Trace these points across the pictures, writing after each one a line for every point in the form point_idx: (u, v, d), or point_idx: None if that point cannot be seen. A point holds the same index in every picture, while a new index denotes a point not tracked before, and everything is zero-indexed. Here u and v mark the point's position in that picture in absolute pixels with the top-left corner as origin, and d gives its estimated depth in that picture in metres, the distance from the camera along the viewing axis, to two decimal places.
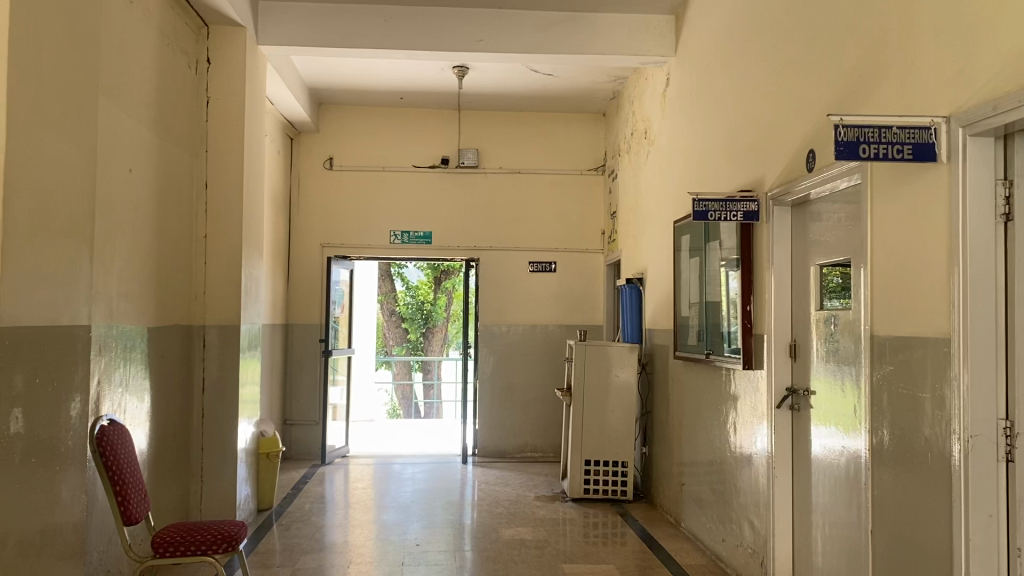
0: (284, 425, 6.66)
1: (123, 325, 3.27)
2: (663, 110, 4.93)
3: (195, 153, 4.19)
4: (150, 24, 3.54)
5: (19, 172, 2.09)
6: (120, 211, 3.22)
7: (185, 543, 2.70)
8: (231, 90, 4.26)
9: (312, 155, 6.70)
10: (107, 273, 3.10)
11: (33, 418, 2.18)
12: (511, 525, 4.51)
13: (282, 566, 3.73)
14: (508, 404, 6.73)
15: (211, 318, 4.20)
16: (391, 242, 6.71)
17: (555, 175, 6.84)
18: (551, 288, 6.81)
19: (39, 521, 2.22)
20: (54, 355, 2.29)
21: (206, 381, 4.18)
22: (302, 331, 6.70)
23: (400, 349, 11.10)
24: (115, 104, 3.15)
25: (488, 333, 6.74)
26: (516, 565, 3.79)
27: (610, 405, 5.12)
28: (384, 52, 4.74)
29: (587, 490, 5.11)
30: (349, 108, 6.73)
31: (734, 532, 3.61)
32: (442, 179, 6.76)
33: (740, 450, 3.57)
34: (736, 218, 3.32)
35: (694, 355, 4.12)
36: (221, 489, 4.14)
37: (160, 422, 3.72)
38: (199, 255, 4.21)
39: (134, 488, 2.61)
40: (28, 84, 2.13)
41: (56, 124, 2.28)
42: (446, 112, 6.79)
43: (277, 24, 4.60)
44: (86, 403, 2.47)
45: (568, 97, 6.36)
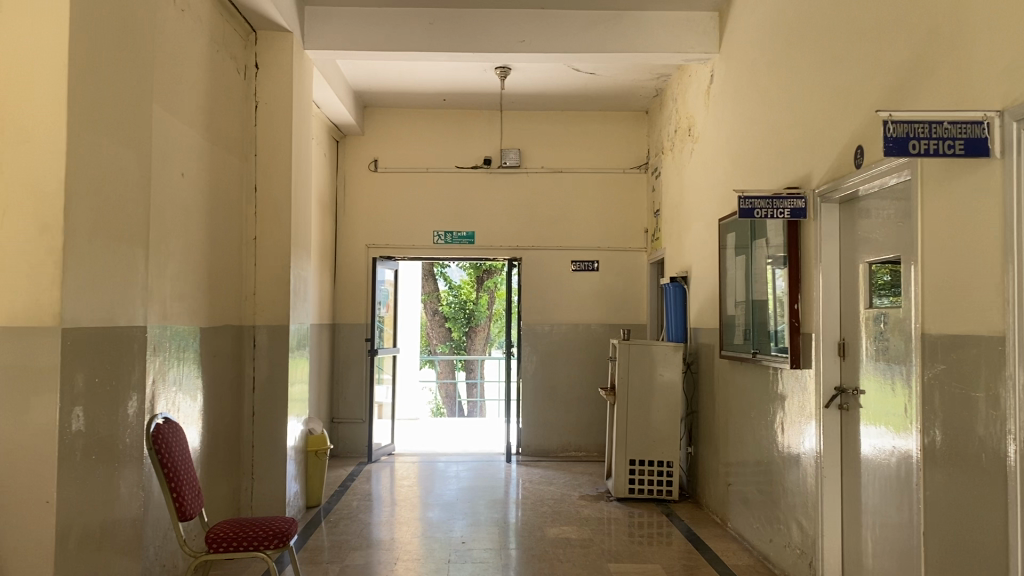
0: (331, 423, 6.75)
1: (177, 326, 3.35)
2: (706, 107, 4.90)
3: (244, 157, 4.27)
4: (201, 31, 3.62)
5: (78, 179, 2.16)
6: (174, 214, 3.30)
7: (236, 539, 2.76)
8: (279, 94, 4.34)
9: (357, 157, 6.79)
10: (161, 274, 3.18)
11: (93, 416, 2.25)
12: (556, 524, 4.52)
13: (331, 562, 3.79)
14: (552, 403, 6.74)
15: (261, 319, 4.28)
16: (435, 242, 6.77)
17: (598, 173, 6.81)
18: (594, 287, 6.79)
19: (100, 515, 2.29)
20: (112, 354, 2.35)
21: (256, 380, 4.26)
22: (349, 330, 6.80)
23: (443, 348, 11.19)
24: (168, 110, 3.23)
25: (531, 333, 6.76)
26: (562, 564, 3.80)
27: (654, 405, 5.10)
28: (428, 55, 4.78)
29: (632, 490, 5.10)
30: (393, 110, 6.80)
31: (781, 533, 3.58)
32: (485, 180, 6.79)
33: (788, 450, 3.54)
34: (783, 215, 3.26)
35: (741, 354, 4.09)
36: (271, 487, 4.22)
37: (212, 420, 3.80)
38: (249, 257, 4.29)
39: (189, 485, 2.68)
40: (87, 93, 2.20)
41: (113, 130, 2.35)
42: (489, 112, 6.82)
43: (323, 28, 4.67)
44: (141, 401, 2.55)
45: (611, 95, 6.34)
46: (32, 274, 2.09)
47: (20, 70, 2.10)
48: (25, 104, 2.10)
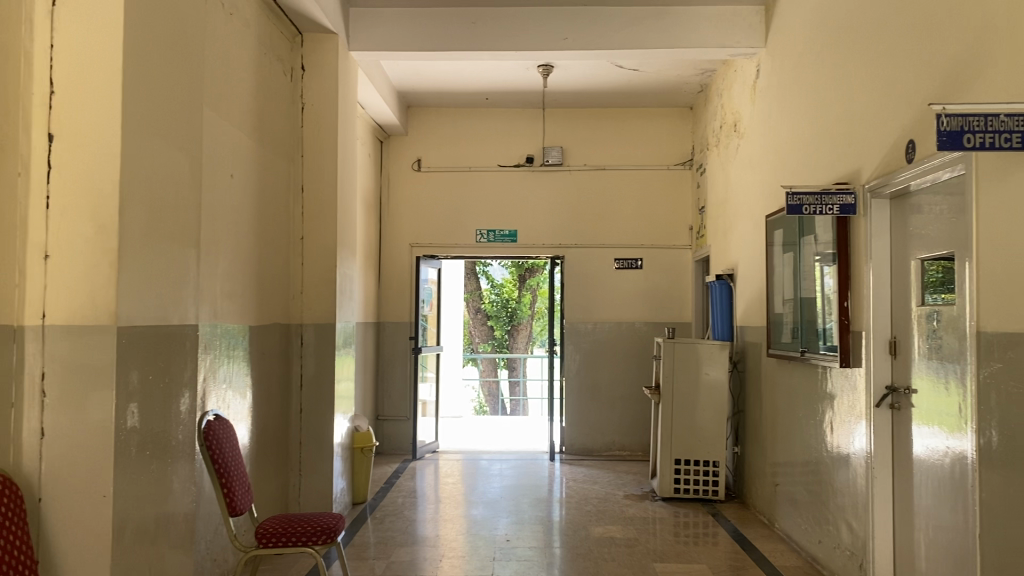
0: (376, 421, 6.82)
1: (227, 324, 3.41)
2: (752, 102, 4.84)
3: (292, 157, 4.33)
4: (249, 34, 3.68)
5: (133, 182, 2.21)
6: (224, 215, 3.36)
7: (285, 535, 2.80)
8: (325, 95, 4.39)
9: (401, 157, 6.85)
10: (211, 273, 3.24)
11: (147, 413, 2.30)
12: (601, 523, 4.51)
13: (377, 558, 3.83)
14: (596, 402, 6.71)
15: (308, 318, 4.34)
16: (477, 241, 6.79)
17: (641, 170, 6.77)
18: (638, 285, 6.75)
19: (154, 509, 2.35)
20: (165, 352, 2.40)
21: (303, 377, 4.32)
22: (393, 328, 6.86)
23: (485, 346, 11.23)
24: (217, 112, 3.29)
25: (574, 331, 6.75)
26: (607, 563, 3.79)
27: (700, 404, 5.06)
28: (471, 55, 4.79)
29: (677, 489, 5.06)
30: (436, 110, 6.85)
31: (831, 534, 3.52)
32: (528, 178, 6.79)
33: (837, 449, 3.48)
34: (832, 212, 3.22)
35: (789, 353, 4.03)
36: (318, 483, 4.28)
37: (261, 418, 3.86)
38: (296, 256, 4.35)
39: (239, 481, 2.73)
40: (140, 97, 2.25)
41: (165, 133, 2.40)
42: (531, 110, 6.82)
43: (368, 30, 4.72)
44: (193, 399, 2.61)
45: (654, 91, 6.29)
46: (88, 273, 2.13)
47: (77, 76, 2.15)
48: (83, 108, 2.14)
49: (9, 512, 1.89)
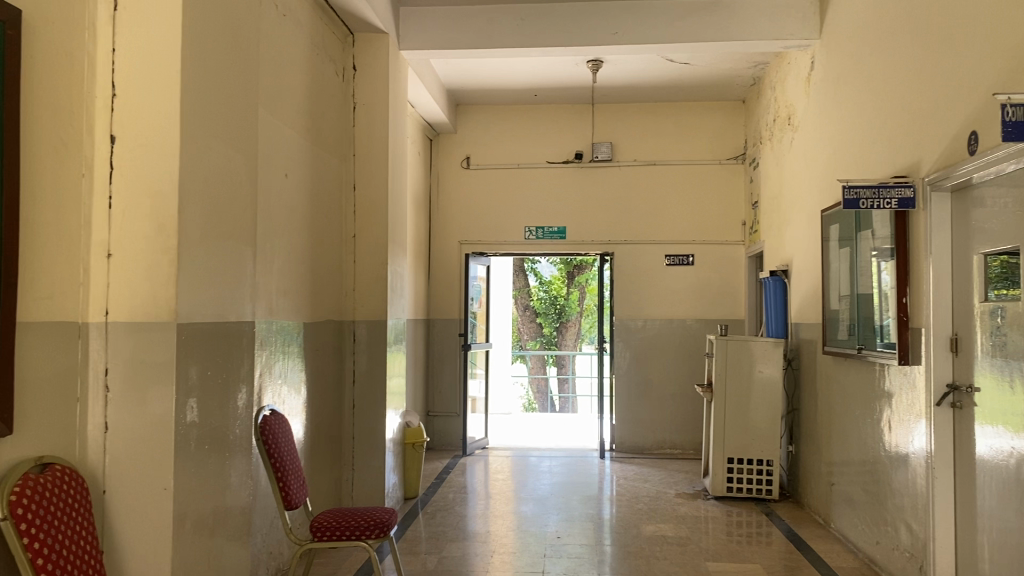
0: (427, 417, 6.88)
1: (283, 322, 3.47)
2: (806, 94, 4.75)
3: (344, 156, 4.39)
4: (303, 34, 3.74)
5: (192, 183, 2.26)
6: (278, 213, 3.42)
7: (340, 529, 2.84)
8: (376, 94, 4.43)
9: (450, 155, 6.90)
10: (267, 271, 3.29)
11: (206, 408, 2.35)
12: (653, 522, 4.47)
13: (429, 553, 3.87)
14: (646, 399, 6.67)
15: (360, 315, 4.39)
16: (527, 238, 6.80)
17: (692, 165, 6.69)
18: (689, 281, 6.67)
19: (212, 502, 2.40)
20: (223, 347, 2.45)
21: (356, 374, 4.37)
22: (443, 325, 6.91)
23: (534, 343, 11.23)
24: (272, 112, 3.34)
25: (624, 328, 6.71)
26: (659, 561, 3.76)
27: (753, 402, 5.00)
28: (520, 51, 4.79)
29: (730, 488, 5.00)
30: (485, 107, 6.87)
31: (889, 535, 3.44)
32: (577, 175, 6.77)
33: (896, 449, 3.40)
34: (890, 206, 3.16)
35: (845, 350, 3.95)
36: (371, 478, 4.33)
37: (315, 414, 3.92)
38: (348, 254, 4.40)
39: (294, 475, 2.79)
40: (198, 98, 2.30)
41: (222, 134, 2.45)
42: (580, 107, 6.79)
43: (418, 28, 4.75)
44: (250, 395, 2.66)
45: (706, 85, 6.21)
46: (148, 271, 2.19)
47: (138, 77, 2.20)
48: (145, 109, 2.20)
49: (74, 498, 1.95)
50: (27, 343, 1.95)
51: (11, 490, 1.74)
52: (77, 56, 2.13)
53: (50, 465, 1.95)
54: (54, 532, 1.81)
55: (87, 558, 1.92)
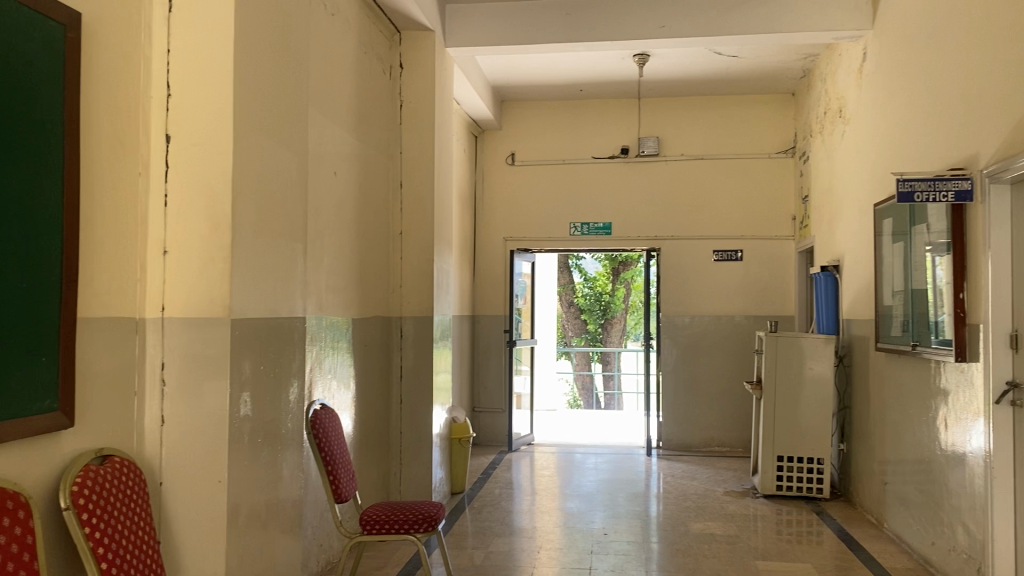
0: (473, 412, 6.92)
1: (332, 317, 3.51)
2: (858, 85, 4.66)
3: (391, 154, 4.43)
4: (351, 33, 3.77)
5: (244, 180, 2.30)
6: (328, 210, 3.46)
7: (389, 523, 2.86)
8: (422, 91, 4.46)
9: (495, 151, 6.91)
10: (317, 267, 3.34)
11: (259, 402, 2.39)
12: (701, 520, 4.43)
13: (476, 547, 3.89)
14: (693, 396, 6.61)
15: (407, 311, 4.43)
16: (572, 234, 6.78)
17: (740, 159, 6.60)
18: (738, 276, 6.59)
19: (265, 494, 2.44)
20: (275, 342, 2.49)
21: (403, 369, 4.41)
22: (488, 321, 6.94)
23: (579, 339, 11.20)
24: (321, 110, 3.39)
25: (671, 324, 6.66)
26: (708, 559, 3.73)
27: (803, 399, 4.92)
28: (566, 46, 4.78)
29: (780, 486, 4.93)
30: (530, 103, 6.87)
31: (945, 536, 3.36)
32: (623, 170, 6.73)
33: (953, 448, 3.32)
34: (946, 199, 3.08)
35: (899, 347, 3.87)
36: (418, 473, 4.36)
37: (363, 409, 3.96)
38: (395, 250, 4.44)
39: (343, 469, 2.83)
40: (249, 97, 2.33)
41: (273, 132, 2.48)
42: (626, 101, 6.75)
43: (464, 25, 4.78)
44: (301, 389, 2.70)
45: (754, 78, 6.13)
46: (204, 268, 2.23)
47: (193, 76, 2.24)
48: (200, 109, 2.24)
49: (133, 489, 1.99)
50: (87, 338, 1.99)
51: (73, 481, 1.79)
52: (135, 57, 2.17)
53: (110, 456, 2.00)
54: (114, 522, 1.86)
55: (145, 548, 1.97)
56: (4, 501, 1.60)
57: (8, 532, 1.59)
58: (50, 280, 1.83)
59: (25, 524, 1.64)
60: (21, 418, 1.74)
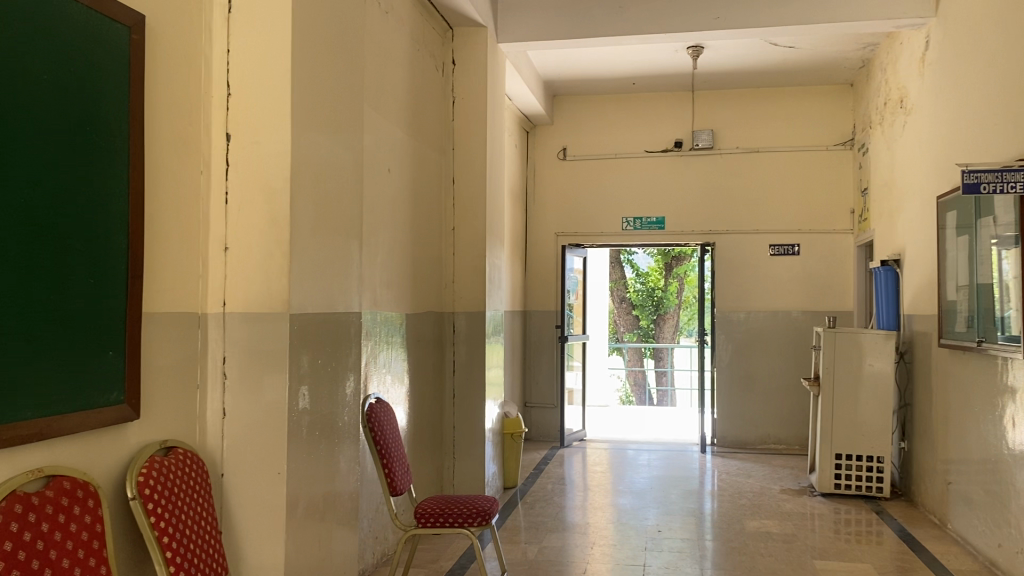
0: (525, 408, 6.93)
1: (386, 313, 3.55)
2: (920, 75, 4.54)
3: (444, 150, 4.46)
4: (404, 31, 3.80)
5: (301, 177, 2.34)
6: (382, 206, 3.50)
7: (443, 516, 2.89)
8: (474, 87, 4.47)
9: (547, 146, 6.91)
10: (372, 262, 3.38)
11: (317, 396, 2.44)
12: (756, 518, 4.37)
13: (529, 543, 3.90)
14: (749, 393, 6.52)
15: (460, 306, 4.45)
16: (624, 229, 6.74)
17: (797, 152, 6.48)
18: (794, 272, 6.48)
19: (323, 487, 2.49)
20: (332, 337, 2.54)
21: (456, 364, 4.43)
22: (540, 317, 6.95)
23: (631, 335, 11.15)
24: (375, 107, 3.42)
25: (726, 320, 6.58)
26: (764, 557, 3.69)
27: (862, 396, 4.82)
28: (619, 39, 4.75)
29: (838, 485, 4.85)
30: (582, 98, 6.84)
31: (1012, 538, 3.26)
32: (676, 163, 6.66)
33: (1021, 447, 3.22)
34: (1015, 189, 2.95)
35: (964, 343, 3.76)
36: (471, 468, 4.39)
37: (417, 404, 4.00)
38: (448, 247, 4.47)
39: (398, 462, 2.86)
40: (307, 95, 2.37)
41: (329, 130, 2.52)
42: (679, 94, 6.68)
43: (516, 21, 4.78)
44: (357, 384, 2.74)
45: (811, 68, 6.01)
46: (263, 265, 2.27)
47: (252, 77, 2.29)
48: (260, 107, 2.28)
49: (196, 480, 2.05)
50: (153, 333, 2.04)
51: (139, 471, 1.84)
52: (197, 58, 2.22)
53: (173, 448, 2.05)
54: (178, 512, 1.91)
55: (208, 539, 2.01)
56: (74, 490, 1.66)
57: (78, 520, 1.65)
58: (117, 276, 1.89)
59: (94, 513, 1.69)
60: (89, 410, 1.79)
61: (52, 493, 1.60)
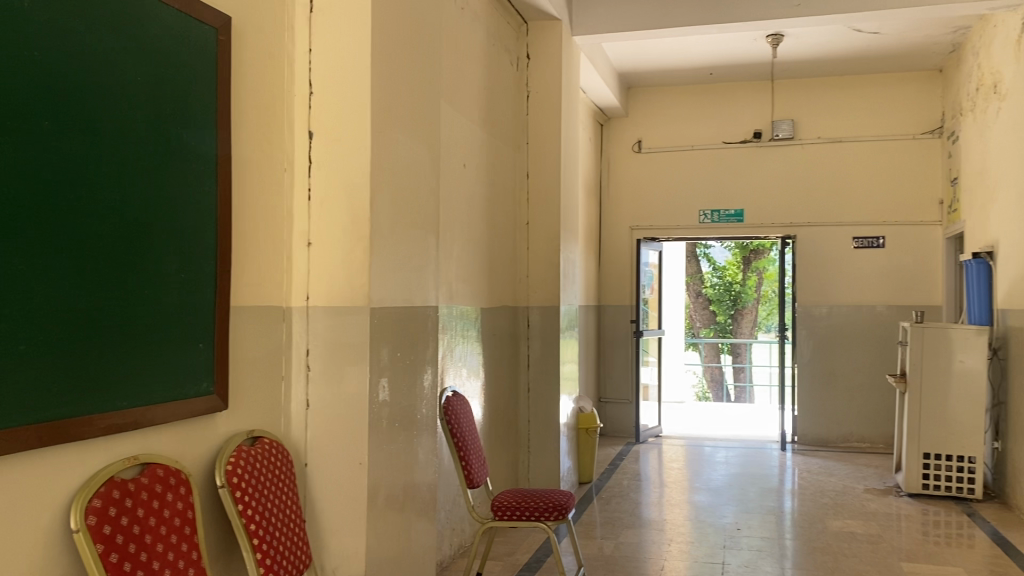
0: (599, 403, 6.91)
1: (462, 307, 3.59)
2: (1015, 58, 4.34)
3: (519, 145, 4.47)
4: (480, 27, 3.83)
5: (380, 172, 2.37)
6: (459, 202, 3.53)
7: (521, 509, 2.91)
8: (550, 81, 4.47)
9: (622, 139, 6.86)
10: (449, 257, 3.41)
11: (396, 388, 2.48)
12: (840, 517, 4.26)
13: (606, 538, 3.89)
14: (830, 390, 6.35)
15: (535, 301, 4.46)
16: (701, 222, 6.64)
17: (882, 141, 6.27)
18: (879, 265, 6.29)
19: (403, 478, 2.53)
20: (410, 330, 2.57)
21: (531, 359, 4.44)
22: (615, 312, 6.91)
23: (707, 331, 10.99)
24: (452, 103, 3.46)
25: (807, 316, 6.42)
26: (848, 558, 3.59)
27: (953, 394, 4.64)
28: (697, 29, 4.67)
29: (926, 486, 4.69)
30: (658, 90, 6.76)
31: None
32: (755, 155, 6.52)
33: None
34: None
35: None
36: (547, 462, 4.39)
37: (492, 399, 4.03)
38: (523, 240, 4.48)
39: (475, 455, 2.90)
40: (385, 91, 2.40)
41: (407, 125, 2.55)
42: (758, 84, 6.54)
43: (591, 13, 4.75)
44: (435, 377, 2.77)
45: (897, 55, 5.80)
46: (344, 258, 2.31)
47: (334, 75, 2.33)
48: (341, 105, 2.33)
49: (281, 470, 2.11)
50: (240, 325, 2.10)
51: (227, 460, 1.91)
52: (281, 58, 2.27)
53: (260, 438, 2.11)
54: (265, 501, 1.97)
55: (293, 528, 2.07)
56: (167, 477, 1.72)
57: (171, 506, 1.71)
58: (205, 270, 1.95)
59: (185, 500, 1.76)
60: (180, 400, 1.86)
61: (146, 480, 1.66)
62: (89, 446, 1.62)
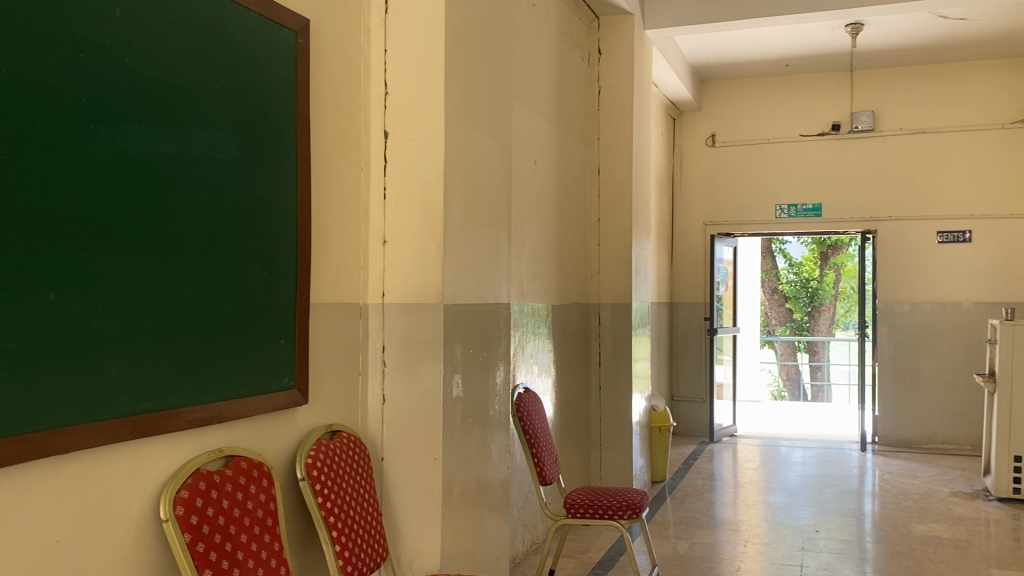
0: (672, 401, 6.85)
1: (534, 304, 3.60)
2: None
3: (589, 141, 4.45)
4: (551, 24, 3.83)
5: (453, 169, 2.38)
6: (530, 199, 3.54)
7: (594, 507, 2.90)
8: (622, 76, 4.43)
9: (695, 134, 6.77)
10: (520, 254, 3.43)
11: (469, 384, 2.49)
12: (924, 521, 4.12)
13: (679, 537, 3.85)
14: (913, 390, 6.15)
15: (606, 298, 4.44)
16: (777, 217, 6.50)
17: (968, 131, 6.03)
18: (965, 260, 6.05)
19: (477, 474, 2.55)
20: (483, 327, 2.59)
21: (602, 356, 4.42)
22: (688, 309, 6.83)
23: (783, 328, 10.78)
24: (523, 100, 3.47)
25: (888, 313, 6.23)
26: (933, 564, 3.47)
27: None
28: (773, 20, 4.57)
29: (1017, 490, 4.49)
30: (731, 82, 6.64)
31: None
32: (833, 147, 6.35)
33: None
34: None
35: None
36: (619, 460, 4.37)
37: (564, 396, 4.03)
38: (594, 237, 4.46)
39: (547, 451, 2.90)
40: (458, 89, 2.42)
41: (480, 122, 2.56)
42: (836, 75, 6.36)
43: (664, 7, 4.70)
44: (508, 372, 2.78)
45: (985, 41, 5.57)
46: (418, 255, 2.34)
47: (408, 75, 2.36)
48: (415, 104, 2.35)
49: (359, 464, 2.14)
50: (319, 322, 2.15)
51: (307, 454, 1.95)
52: (356, 59, 2.31)
53: (338, 432, 2.16)
54: (344, 494, 2.01)
55: (370, 521, 2.11)
56: (250, 469, 1.77)
57: (254, 498, 1.76)
58: (285, 268, 2.00)
59: (267, 492, 1.80)
60: (262, 394, 1.91)
61: (231, 473, 1.71)
62: (176, 439, 1.68)
